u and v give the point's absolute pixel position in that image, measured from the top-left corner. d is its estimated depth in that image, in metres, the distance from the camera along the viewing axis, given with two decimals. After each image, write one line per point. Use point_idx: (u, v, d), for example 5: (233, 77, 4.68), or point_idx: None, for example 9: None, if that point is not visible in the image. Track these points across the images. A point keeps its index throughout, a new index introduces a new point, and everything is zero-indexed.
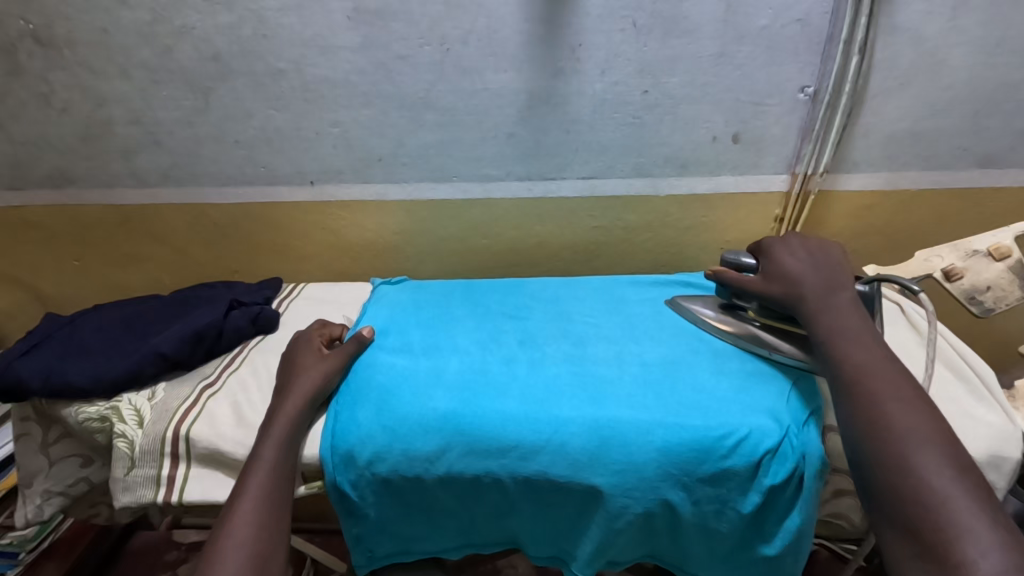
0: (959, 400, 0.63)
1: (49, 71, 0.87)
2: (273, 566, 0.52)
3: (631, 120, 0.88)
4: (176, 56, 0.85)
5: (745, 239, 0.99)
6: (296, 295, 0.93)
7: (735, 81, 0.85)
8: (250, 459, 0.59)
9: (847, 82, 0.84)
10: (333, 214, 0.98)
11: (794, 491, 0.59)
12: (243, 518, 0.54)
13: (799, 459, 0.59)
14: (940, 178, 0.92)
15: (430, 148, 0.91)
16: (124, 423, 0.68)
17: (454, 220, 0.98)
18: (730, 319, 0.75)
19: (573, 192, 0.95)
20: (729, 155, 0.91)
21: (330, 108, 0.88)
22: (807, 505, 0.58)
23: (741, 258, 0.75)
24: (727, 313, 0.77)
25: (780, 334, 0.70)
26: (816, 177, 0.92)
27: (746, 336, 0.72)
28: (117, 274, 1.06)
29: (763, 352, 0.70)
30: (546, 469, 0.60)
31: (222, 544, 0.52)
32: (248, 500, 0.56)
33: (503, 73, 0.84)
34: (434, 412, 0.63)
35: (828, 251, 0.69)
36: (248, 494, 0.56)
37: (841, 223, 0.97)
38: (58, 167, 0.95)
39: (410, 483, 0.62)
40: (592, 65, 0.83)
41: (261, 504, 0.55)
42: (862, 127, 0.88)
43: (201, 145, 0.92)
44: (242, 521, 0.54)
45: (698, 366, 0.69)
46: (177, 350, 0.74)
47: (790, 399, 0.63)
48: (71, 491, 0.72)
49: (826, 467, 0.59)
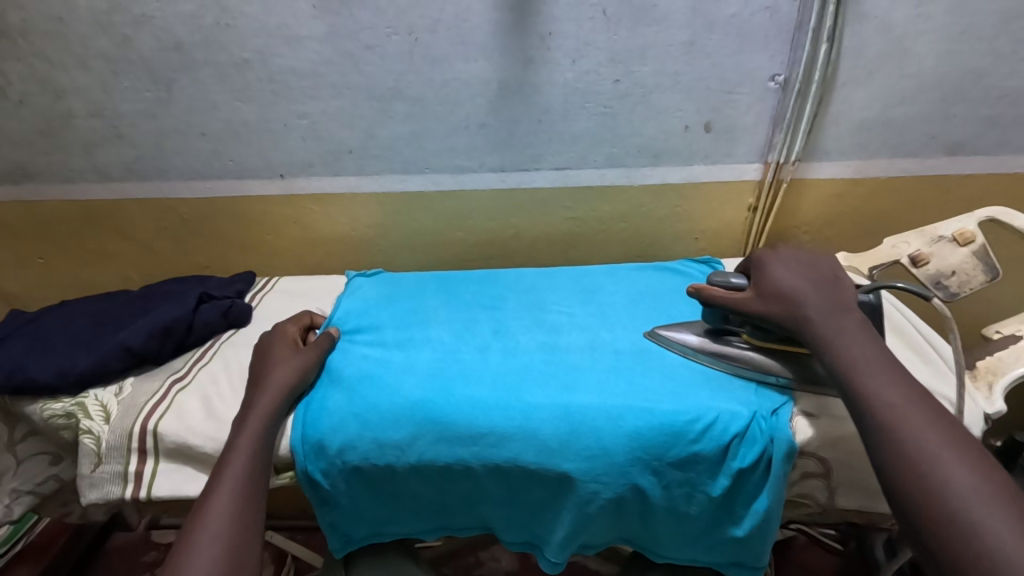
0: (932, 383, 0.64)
1: (4, 62, 0.84)
2: (246, 560, 0.49)
3: (602, 110, 0.88)
4: (136, 46, 0.82)
5: (718, 228, 1.00)
6: (270, 288, 0.92)
7: (706, 70, 0.85)
8: (225, 451, 0.56)
9: (817, 69, 0.84)
10: (306, 208, 0.97)
11: (762, 474, 0.59)
12: (217, 510, 0.51)
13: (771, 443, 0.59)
14: (908, 165, 0.93)
15: (402, 140, 0.90)
16: (89, 418, 0.66)
17: (427, 213, 0.97)
18: (723, 347, 0.67)
19: (548, 183, 0.95)
20: (701, 144, 0.91)
21: (297, 99, 0.87)
22: (775, 488, 0.59)
23: (730, 280, 0.65)
24: (715, 341, 0.68)
25: (780, 358, 0.64)
26: (789, 166, 0.92)
27: (746, 365, 0.65)
28: (83, 272, 1.03)
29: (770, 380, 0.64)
30: (517, 456, 0.60)
31: (195, 536, 0.49)
32: (224, 491, 0.53)
33: (472, 63, 0.83)
34: (406, 401, 0.63)
35: (822, 266, 0.61)
36: (224, 486, 0.53)
37: (813, 212, 0.98)
38: (16, 162, 0.93)
39: (381, 471, 0.62)
40: (563, 54, 0.83)
41: (236, 496, 0.53)
42: (831, 115, 0.89)
43: (165, 138, 0.90)
44: (217, 512, 0.51)
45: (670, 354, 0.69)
46: (144, 345, 0.73)
47: (760, 390, 0.63)
48: (41, 490, 0.71)
49: (795, 452, 0.59)
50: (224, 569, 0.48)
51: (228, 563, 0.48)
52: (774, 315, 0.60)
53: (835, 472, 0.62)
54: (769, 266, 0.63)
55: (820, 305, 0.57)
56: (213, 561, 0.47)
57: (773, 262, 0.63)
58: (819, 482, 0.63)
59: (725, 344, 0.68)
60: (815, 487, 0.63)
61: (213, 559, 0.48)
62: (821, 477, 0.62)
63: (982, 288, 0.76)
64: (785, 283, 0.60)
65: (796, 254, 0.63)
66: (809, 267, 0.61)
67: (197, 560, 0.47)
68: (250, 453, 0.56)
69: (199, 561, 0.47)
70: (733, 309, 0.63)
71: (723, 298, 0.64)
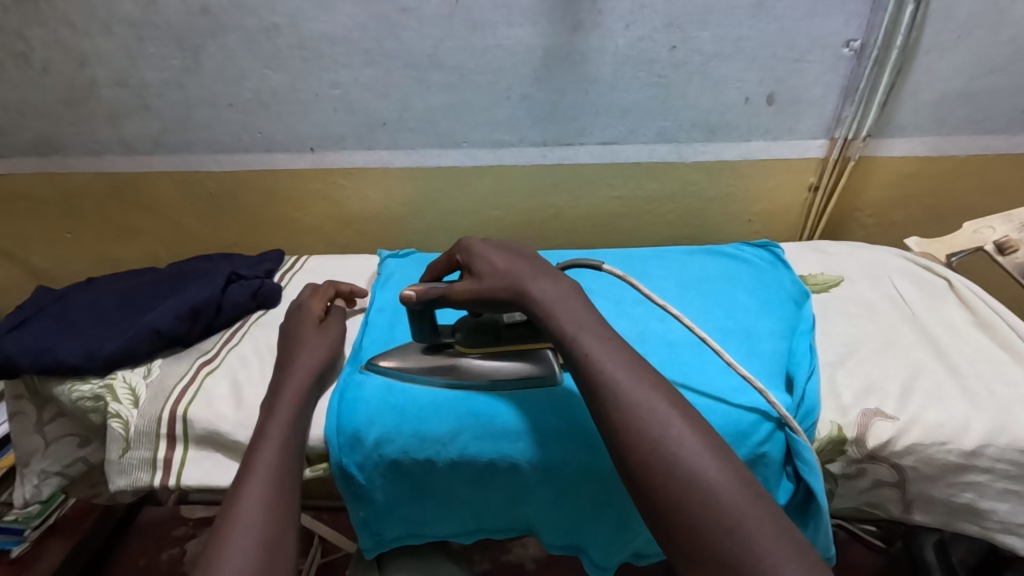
0: (1019, 385, 0.58)
1: (26, 28, 0.80)
2: (285, 542, 0.46)
3: (655, 80, 0.81)
4: (160, 10, 0.78)
5: (775, 210, 0.93)
6: (299, 267, 0.88)
7: (773, 36, 0.77)
8: (255, 437, 0.53)
9: (898, 35, 0.76)
10: (335, 183, 0.92)
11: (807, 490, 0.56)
12: (252, 496, 0.47)
13: (783, 466, 0.56)
14: (992, 143, 0.85)
15: (437, 112, 0.85)
16: (118, 402, 0.64)
17: (464, 189, 0.92)
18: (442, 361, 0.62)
19: (592, 159, 0.88)
20: (761, 118, 0.84)
21: (330, 67, 0.81)
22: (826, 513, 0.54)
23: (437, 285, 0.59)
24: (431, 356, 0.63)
25: (500, 356, 0.62)
26: (857, 142, 0.85)
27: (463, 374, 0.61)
28: (110, 247, 1.01)
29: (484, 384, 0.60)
30: (567, 456, 0.56)
31: (229, 524, 0.45)
32: (258, 478, 0.49)
33: (517, 28, 0.77)
34: (446, 394, 0.59)
35: (523, 247, 0.59)
36: (258, 472, 0.50)
37: (880, 193, 0.91)
38: (42, 133, 0.90)
39: (421, 467, 0.58)
40: (615, 18, 0.76)
41: (272, 482, 0.49)
42: (910, 87, 0.81)
43: (192, 108, 0.86)
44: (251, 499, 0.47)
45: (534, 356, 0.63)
46: (174, 327, 0.70)
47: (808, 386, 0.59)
48: (70, 471, 0.69)
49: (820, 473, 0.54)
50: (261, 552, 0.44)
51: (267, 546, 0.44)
52: (491, 299, 0.55)
53: (912, 484, 0.56)
54: (474, 245, 0.60)
55: (530, 272, 0.54)
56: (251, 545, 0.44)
57: (488, 249, 0.58)
58: (894, 492, 0.57)
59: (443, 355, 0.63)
60: (889, 499, 0.57)
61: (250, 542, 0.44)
62: (897, 486, 0.56)
63: None
64: (486, 263, 0.57)
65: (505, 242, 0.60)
66: (518, 249, 0.59)
67: (232, 549, 0.43)
68: (284, 446, 0.53)
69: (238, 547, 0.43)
70: (451, 299, 0.57)
71: (437, 290, 0.58)
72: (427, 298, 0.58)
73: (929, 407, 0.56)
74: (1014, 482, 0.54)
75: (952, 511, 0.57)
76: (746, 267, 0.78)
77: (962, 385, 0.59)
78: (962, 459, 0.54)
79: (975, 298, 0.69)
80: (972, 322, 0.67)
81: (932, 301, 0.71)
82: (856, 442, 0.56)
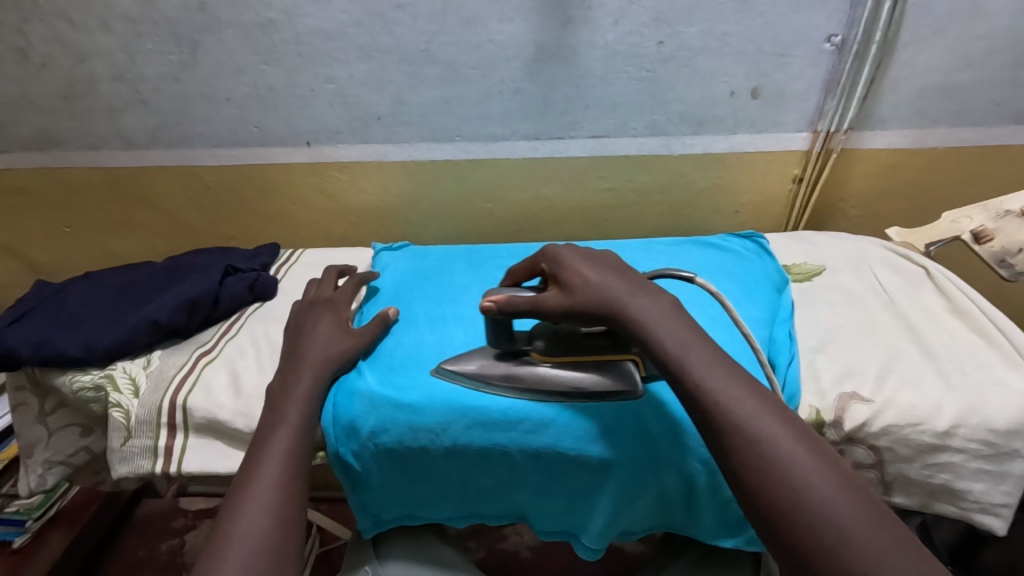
0: (990, 368, 0.61)
1: (25, 23, 0.81)
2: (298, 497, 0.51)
3: (644, 75, 0.83)
4: (158, 6, 0.79)
5: (759, 202, 0.95)
6: (296, 260, 0.90)
7: (757, 31, 0.79)
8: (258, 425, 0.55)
9: (877, 30, 0.79)
10: (332, 177, 0.94)
11: None
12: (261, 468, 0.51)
13: None
14: (970, 135, 0.87)
15: (431, 106, 0.87)
16: (118, 392, 0.65)
17: (458, 183, 0.94)
18: (515, 369, 0.60)
19: (582, 152, 0.91)
20: (747, 112, 0.86)
21: (325, 62, 0.83)
22: None
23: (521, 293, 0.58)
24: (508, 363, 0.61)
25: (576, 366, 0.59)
26: (839, 135, 0.87)
27: (538, 382, 0.59)
28: (108, 241, 1.02)
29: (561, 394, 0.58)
30: (555, 442, 0.58)
31: (249, 483, 0.50)
32: (259, 458, 0.52)
33: (509, 23, 0.79)
34: (440, 385, 0.61)
35: (613, 258, 0.58)
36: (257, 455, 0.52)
37: (864, 184, 0.93)
38: (41, 128, 0.91)
39: (416, 454, 0.60)
40: (604, 14, 0.78)
41: (272, 462, 0.52)
42: (890, 81, 0.83)
43: (189, 103, 0.88)
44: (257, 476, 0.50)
45: None
46: (172, 318, 0.71)
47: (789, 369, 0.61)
48: (73, 461, 0.71)
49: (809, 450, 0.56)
50: (278, 500, 0.49)
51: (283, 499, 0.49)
52: (579, 312, 0.53)
53: (889, 464, 0.58)
54: (560, 254, 0.58)
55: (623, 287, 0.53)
56: (265, 502, 0.48)
57: (571, 260, 0.57)
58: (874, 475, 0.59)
59: (518, 363, 0.61)
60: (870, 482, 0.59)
61: (267, 495, 0.49)
62: (876, 469, 0.58)
63: None
64: (576, 275, 0.55)
65: (595, 252, 0.58)
66: (607, 261, 0.57)
67: (252, 505, 0.48)
68: (289, 433, 0.55)
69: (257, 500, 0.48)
70: (533, 309, 0.55)
71: (522, 302, 0.56)
72: (510, 310, 0.56)
73: (903, 390, 0.59)
74: (987, 462, 0.57)
75: (929, 490, 0.59)
76: (730, 256, 0.80)
77: (937, 368, 0.61)
78: (936, 439, 0.57)
79: (951, 286, 0.72)
80: (948, 309, 0.70)
81: (909, 288, 0.74)
82: (833, 424, 0.58)
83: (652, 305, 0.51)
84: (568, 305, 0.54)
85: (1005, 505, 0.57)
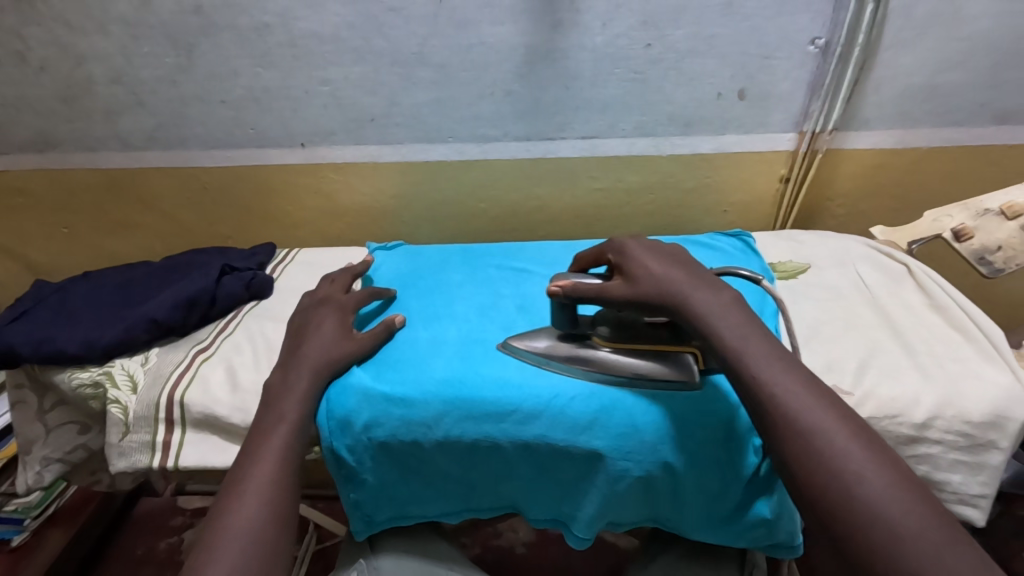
0: (966, 361, 0.62)
1: (24, 27, 0.83)
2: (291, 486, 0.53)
3: (633, 76, 0.85)
4: (155, 9, 0.81)
5: (747, 201, 0.97)
6: (291, 259, 0.92)
7: (743, 33, 0.81)
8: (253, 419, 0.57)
9: (860, 33, 0.80)
10: (327, 178, 0.95)
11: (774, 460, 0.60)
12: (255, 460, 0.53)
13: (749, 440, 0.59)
14: (953, 135, 0.89)
15: (424, 107, 0.88)
16: (117, 389, 0.67)
17: (451, 183, 0.96)
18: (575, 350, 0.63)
19: (573, 153, 0.92)
20: (734, 113, 0.88)
21: (319, 65, 0.84)
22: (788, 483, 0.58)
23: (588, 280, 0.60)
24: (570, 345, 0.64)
25: (635, 354, 0.62)
26: (825, 135, 0.89)
27: (596, 365, 0.61)
28: (106, 242, 1.03)
29: (622, 378, 0.60)
30: (544, 434, 0.59)
31: (246, 473, 0.52)
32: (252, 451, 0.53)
33: (499, 26, 0.80)
34: (433, 379, 0.62)
35: (679, 251, 0.59)
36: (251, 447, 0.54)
37: (850, 184, 0.95)
38: (39, 130, 0.92)
39: (409, 447, 0.62)
40: (593, 17, 0.79)
41: (265, 454, 0.53)
42: (874, 82, 0.85)
43: (186, 105, 0.89)
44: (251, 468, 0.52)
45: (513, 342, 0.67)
46: (170, 316, 0.73)
47: None
48: (70, 458, 0.72)
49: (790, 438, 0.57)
50: (274, 488, 0.51)
51: (278, 488, 0.51)
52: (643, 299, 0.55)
53: None
54: (630, 246, 0.60)
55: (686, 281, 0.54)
56: (261, 492, 0.50)
57: (638, 251, 0.59)
58: None
59: (579, 346, 0.63)
60: None
61: (262, 484, 0.51)
62: None
63: None
64: (641, 266, 0.57)
65: (663, 244, 0.60)
66: (674, 253, 0.58)
67: (248, 493, 0.50)
68: (283, 427, 0.56)
69: (253, 488, 0.51)
70: (599, 296, 0.58)
71: (588, 288, 0.59)
72: (576, 295, 0.59)
73: (882, 384, 0.60)
74: (964, 453, 0.58)
75: None
76: (718, 254, 0.82)
77: (915, 362, 0.63)
78: (913, 431, 0.58)
79: (930, 283, 0.74)
80: (927, 305, 0.71)
81: (890, 285, 0.75)
82: None
83: (709, 298, 0.52)
84: (629, 294, 0.55)
85: (983, 495, 0.59)
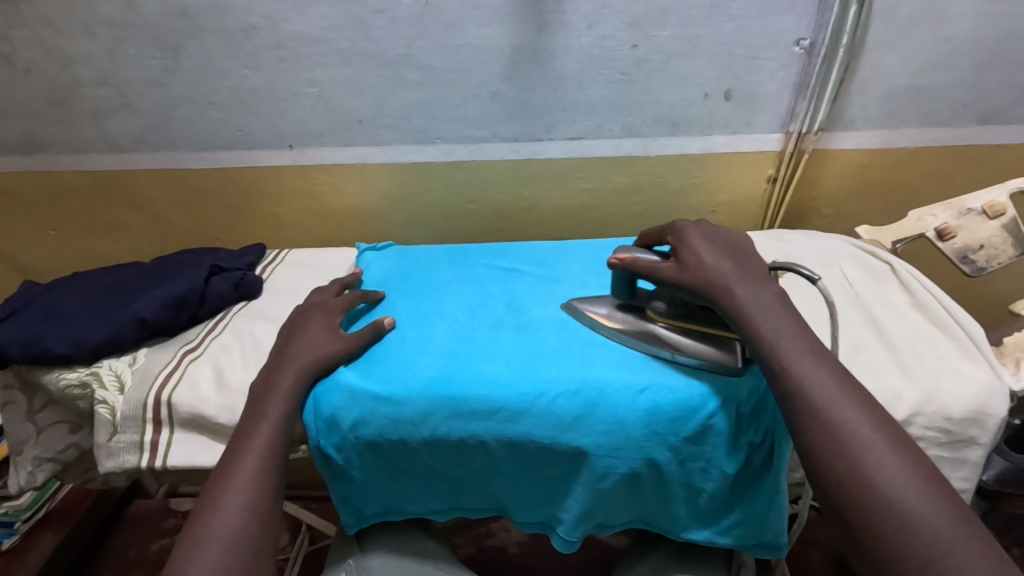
0: (947, 358, 0.63)
1: (9, 29, 0.82)
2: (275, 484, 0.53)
3: (619, 77, 0.85)
4: (140, 11, 0.81)
5: (735, 201, 0.98)
6: (281, 260, 0.92)
7: (728, 34, 0.81)
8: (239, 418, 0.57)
9: (844, 34, 0.81)
10: (316, 179, 0.96)
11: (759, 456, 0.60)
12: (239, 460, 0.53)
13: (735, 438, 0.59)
14: (937, 135, 0.90)
15: (412, 108, 0.88)
16: (105, 389, 0.67)
17: (440, 184, 0.96)
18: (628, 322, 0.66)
19: (561, 153, 0.92)
20: (721, 113, 0.88)
21: (306, 66, 0.85)
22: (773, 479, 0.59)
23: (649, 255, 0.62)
24: (626, 316, 0.67)
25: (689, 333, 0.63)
26: (811, 135, 0.90)
27: (648, 339, 0.64)
28: (95, 243, 1.03)
29: (664, 354, 0.62)
30: (530, 431, 0.59)
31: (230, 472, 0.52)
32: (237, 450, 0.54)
33: (485, 27, 0.81)
34: (419, 377, 0.62)
35: (738, 241, 0.60)
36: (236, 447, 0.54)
37: (836, 184, 0.96)
38: (26, 132, 0.92)
39: (396, 445, 0.62)
40: (579, 18, 0.80)
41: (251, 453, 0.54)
42: (859, 83, 0.86)
43: (173, 107, 0.89)
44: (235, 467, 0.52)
45: (501, 340, 0.67)
46: (158, 316, 0.73)
47: None
48: (62, 457, 0.72)
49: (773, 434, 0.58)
50: (258, 487, 0.51)
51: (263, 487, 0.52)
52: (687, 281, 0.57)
53: None
54: (690, 231, 0.61)
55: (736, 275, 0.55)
56: (244, 492, 0.51)
57: (698, 236, 0.59)
58: None
59: (635, 318, 0.66)
60: None
61: (245, 482, 0.51)
62: None
63: (1010, 262, 0.75)
64: (695, 252, 0.58)
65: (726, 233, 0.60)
66: (732, 245, 0.59)
67: (231, 492, 0.50)
68: (269, 427, 0.56)
69: (236, 488, 0.51)
70: (653, 274, 0.60)
71: (645, 264, 0.61)
72: (632, 269, 0.61)
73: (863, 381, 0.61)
74: (945, 448, 0.59)
75: None
76: None
77: (897, 360, 0.63)
78: None
79: (914, 281, 0.74)
80: (911, 304, 0.72)
81: (874, 283, 0.76)
82: None
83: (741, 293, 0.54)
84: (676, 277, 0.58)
85: (965, 490, 0.60)
